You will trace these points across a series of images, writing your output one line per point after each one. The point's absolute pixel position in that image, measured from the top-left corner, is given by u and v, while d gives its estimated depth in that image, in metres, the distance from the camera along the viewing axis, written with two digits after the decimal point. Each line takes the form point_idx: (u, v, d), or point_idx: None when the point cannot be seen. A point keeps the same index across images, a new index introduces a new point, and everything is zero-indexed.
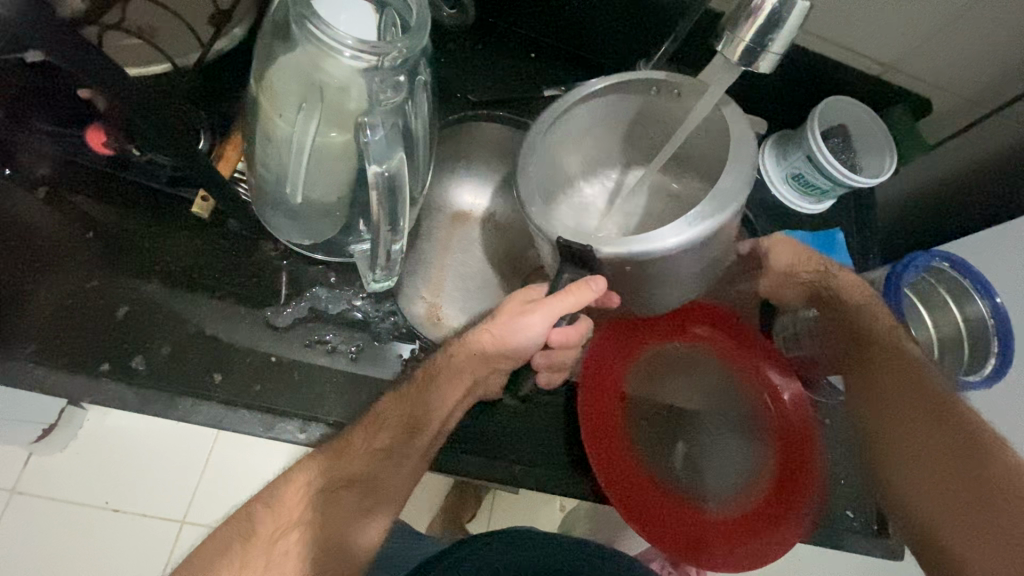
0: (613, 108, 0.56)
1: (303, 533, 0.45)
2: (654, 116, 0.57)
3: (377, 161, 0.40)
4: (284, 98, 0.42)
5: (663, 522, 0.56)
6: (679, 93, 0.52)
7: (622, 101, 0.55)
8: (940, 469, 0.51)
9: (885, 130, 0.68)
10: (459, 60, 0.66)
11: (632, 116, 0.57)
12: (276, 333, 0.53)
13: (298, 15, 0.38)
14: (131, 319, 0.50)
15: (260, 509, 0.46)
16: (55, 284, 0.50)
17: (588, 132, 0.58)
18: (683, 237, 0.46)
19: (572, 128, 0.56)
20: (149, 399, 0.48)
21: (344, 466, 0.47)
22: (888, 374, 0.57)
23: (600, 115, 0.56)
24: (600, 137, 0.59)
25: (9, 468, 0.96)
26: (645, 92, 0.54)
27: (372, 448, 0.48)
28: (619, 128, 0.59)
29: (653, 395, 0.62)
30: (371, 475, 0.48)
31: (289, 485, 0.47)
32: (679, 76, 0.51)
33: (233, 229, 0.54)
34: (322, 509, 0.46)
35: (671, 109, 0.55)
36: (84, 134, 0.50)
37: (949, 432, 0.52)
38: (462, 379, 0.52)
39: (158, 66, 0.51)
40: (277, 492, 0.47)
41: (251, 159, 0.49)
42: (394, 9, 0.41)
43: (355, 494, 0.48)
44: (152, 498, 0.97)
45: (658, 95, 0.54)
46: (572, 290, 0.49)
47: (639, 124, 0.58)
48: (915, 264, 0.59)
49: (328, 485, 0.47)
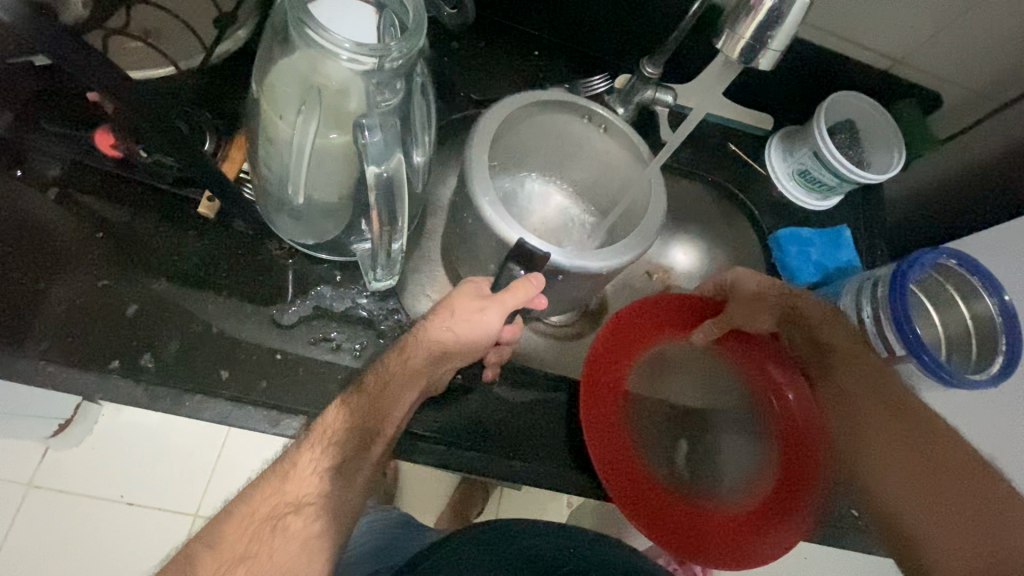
0: (548, 124, 0.61)
1: (251, 568, 0.42)
2: (574, 137, 0.64)
3: (376, 162, 0.40)
4: (285, 100, 0.43)
5: (668, 520, 0.55)
6: (605, 128, 0.61)
7: (562, 125, 0.62)
8: (915, 473, 0.52)
9: (893, 125, 0.67)
10: (461, 58, 0.66)
11: (561, 133, 0.63)
12: (281, 330, 0.53)
13: (297, 18, 0.38)
14: (140, 317, 0.51)
15: (202, 547, 0.42)
16: (67, 282, 0.50)
17: (530, 142, 0.64)
18: (605, 261, 0.53)
19: (514, 132, 0.60)
20: (155, 395, 0.49)
21: (289, 490, 0.45)
22: (862, 379, 0.58)
23: (542, 129, 0.62)
24: (539, 151, 0.66)
25: (25, 463, 0.98)
26: (578, 117, 0.60)
27: (320, 468, 0.46)
28: (556, 148, 0.66)
29: (657, 393, 0.63)
30: (323, 495, 0.46)
31: (246, 503, 0.45)
32: (612, 115, 0.59)
33: (239, 229, 0.56)
34: (274, 539, 0.43)
35: (601, 140, 0.62)
36: (93, 136, 0.52)
37: (921, 434, 0.53)
38: (420, 383, 0.50)
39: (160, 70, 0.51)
40: (223, 519, 0.44)
41: (255, 160, 0.50)
42: (392, 8, 0.41)
43: (303, 519, 0.45)
44: (164, 491, 0.99)
45: (588, 123, 0.61)
46: (516, 289, 0.50)
47: (576, 147, 0.65)
48: (921, 261, 0.57)
49: (276, 511, 0.44)
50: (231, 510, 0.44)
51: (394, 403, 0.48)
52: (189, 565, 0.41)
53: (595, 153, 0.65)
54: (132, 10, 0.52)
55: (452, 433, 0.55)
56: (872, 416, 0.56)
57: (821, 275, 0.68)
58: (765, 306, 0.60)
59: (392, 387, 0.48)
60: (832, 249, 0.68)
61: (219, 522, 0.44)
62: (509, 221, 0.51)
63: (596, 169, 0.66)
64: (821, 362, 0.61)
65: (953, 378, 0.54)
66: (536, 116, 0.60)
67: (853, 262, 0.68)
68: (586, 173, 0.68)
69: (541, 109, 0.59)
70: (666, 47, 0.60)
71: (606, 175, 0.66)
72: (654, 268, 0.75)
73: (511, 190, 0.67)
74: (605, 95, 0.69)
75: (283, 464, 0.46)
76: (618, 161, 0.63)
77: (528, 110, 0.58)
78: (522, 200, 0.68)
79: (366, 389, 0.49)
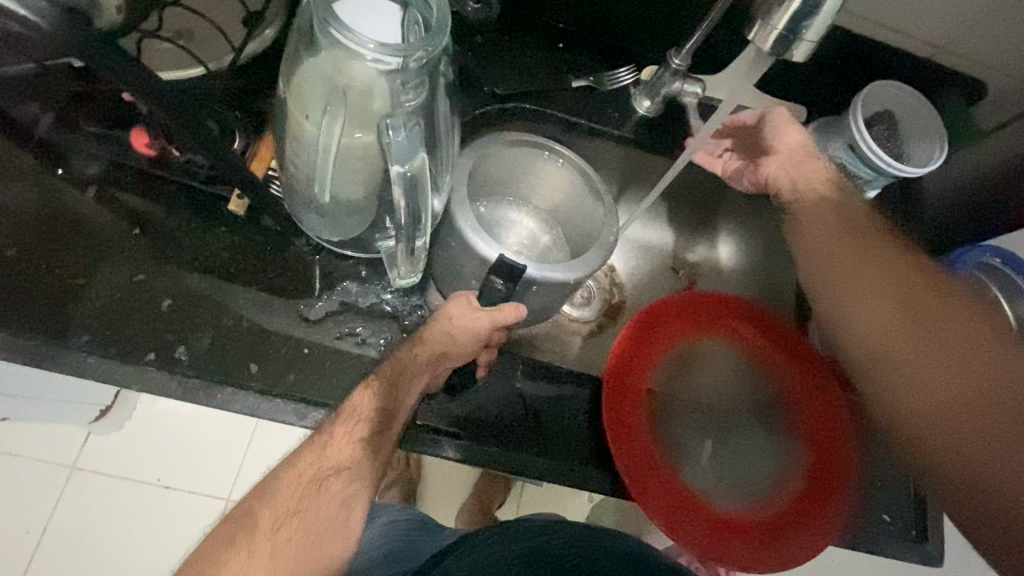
0: (509, 164, 0.64)
1: (303, 520, 0.44)
2: (535, 176, 0.66)
3: (399, 161, 0.41)
4: (310, 100, 0.43)
5: (697, 520, 0.55)
6: (563, 163, 0.63)
7: (522, 160, 0.64)
8: (955, 392, 0.50)
9: (934, 116, 0.65)
10: (484, 52, 0.66)
11: (525, 171, 0.65)
12: (308, 324, 0.54)
13: (321, 20, 0.38)
14: (174, 310, 0.52)
15: (256, 504, 0.45)
16: (106, 276, 0.52)
17: (498, 181, 0.67)
18: (559, 274, 0.54)
19: (478, 173, 0.63)
20: (190, 387, 0.50)
21: (327, 462, 0.47)
22: (896, 287, 0.56)
23: (507, 167, 0.64)
24: (505, 184, 0.67)
25: (71, 446, 1.03)
26: (537, 154, 0.63)
27: (353, 440, 0.47)
28: (522, 186, 0.68)
29: (679, 392, 0.63)
30: (354, 466, 0.47)
31: (280, 482, 0.46)
32: (565, 150, 0.62)
33: (268, 226, 0.57)
34: (310, 518, 0.45)
35: (561, 177, 0.64)
36: (129, 137, 0.54)
37: (966, 355, 0.51)
38: (423, 377, 0.51)
39: (189, 71, 0.53)
40: (257, 499, 0.45)
41: (282, 160, 0.50)
42: (415, 7, 0.41)
43: (341, 482, 0.47)
44: (198, 477, 1.04)
45: (547, 160, 0.63)
46: (504, 308, 0.51)
47: (540, 180, 0.66)
48: (963, 259, 0.60)
49: (315, 477, 0.46)
50: (266, 486, 0.46)
51: (409, 386, 0.50)
52: (232, 540, 0.43)
53: (559, 187, 0.66)
54: (163, 13, 0.53)
55: (474, 429, 0.55)
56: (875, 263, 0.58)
57: None
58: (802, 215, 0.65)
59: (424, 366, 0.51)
60: None
61: (260, 495, 0.45)
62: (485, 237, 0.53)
63: (563, 202, 0.67)
64: (823, 210, 0.63)
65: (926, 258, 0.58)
66: (494, 157, 0.62)
67: None
68: (553, 207, 0.69)
69: (504, 147, 0.61)
70: (693, 40, 0.59)
71: (571, 211, 0.67)
72: (679, 266, 0.78)
73: (483, 213, 0.68)
74: (631, 88, 0.69)
75: (315, 442, 0.47)
76: (581, 197, 0.64)
77: (491, 151, 0.61)
78: (492, 222, 0.68)
79: (385, 373, 0.49)
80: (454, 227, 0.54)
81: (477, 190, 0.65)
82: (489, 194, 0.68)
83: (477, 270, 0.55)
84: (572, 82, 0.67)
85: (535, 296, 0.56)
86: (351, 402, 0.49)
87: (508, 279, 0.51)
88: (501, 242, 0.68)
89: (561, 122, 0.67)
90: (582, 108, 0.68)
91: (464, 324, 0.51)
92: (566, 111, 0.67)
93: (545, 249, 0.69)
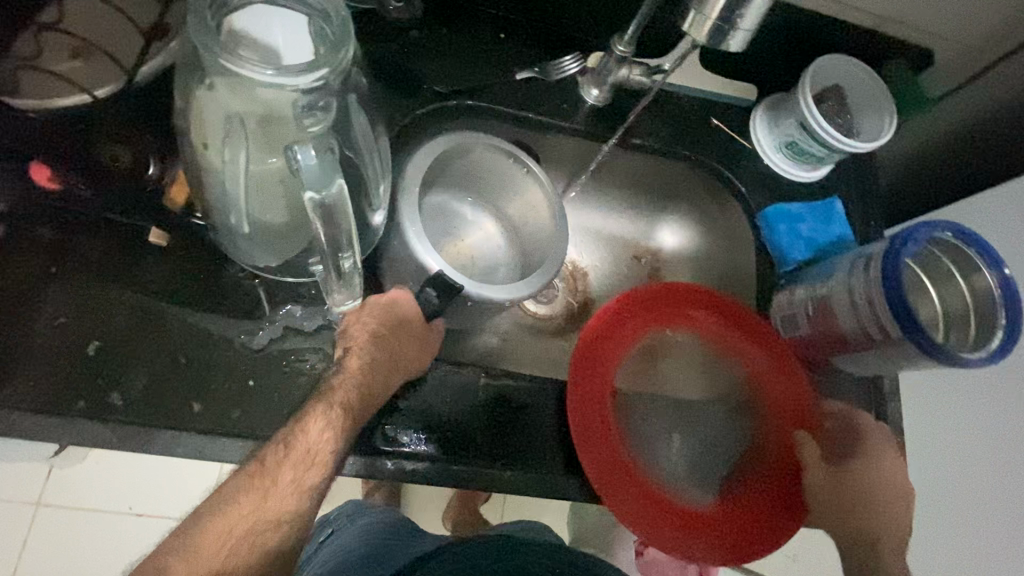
0: (475, 161, 0.65)
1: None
2: (498, 176, 0.67)
3: (313, 187, 0.36)
4: (211, 129, 0.40)
5: (669, 525, 0.54)
6: (526, 170, 0.64)
7: (487, 162, 0.64)
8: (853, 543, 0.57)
9: (882, 87, 0.64)
10: (418, 50, 0.62)
11: (491, 170, 0.66)
12: (250, 354, 0.51)
13: (205, 46, 0.35)
14: (102, 354, 0.49)
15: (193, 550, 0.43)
16: (24, 322, 0.48)
17: (463, 176, 0.67)
18: (498, 296, 0.55)
19: (444, 165, 0.64)
20: (126, 434, 0.47)
21: (270, 508, 0.44)
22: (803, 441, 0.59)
23: (472, 163, 0.65)
24: (469, 181, 0.68)
25: (31, 484, 0.98)
26: (501, 156, 0.63)
27: (300, 483, 0.46)
28: (483, 184, 0.68)
29: (645, 385, 0.62)
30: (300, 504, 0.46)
31: (223, 518, 0.44)
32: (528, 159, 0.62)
33: (198, 251, 0.53)
34: (253, 551, 0.44)
35: (523, 182, 0.65)
36: (29, 170, 0.49)
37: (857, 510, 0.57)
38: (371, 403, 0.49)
39: (73, 98, 0.50)
40: (203, 541, 0.44)
41: (198, 183, 0.47)
42: (319, 16, 0.38)
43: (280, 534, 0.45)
44: (171, 503, 1.01)
45: (510, 164, 0.64)
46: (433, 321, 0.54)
47: (502, 184, 0.67)
48: (916, 237, 0.53)
49: (254, 529, 0.44)
50: (203, 522, 0.44)
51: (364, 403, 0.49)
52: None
53: (520, 196, 0.67)
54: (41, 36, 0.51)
55: (435, 445, 0.53)
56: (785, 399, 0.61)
57: (813, 251, 0.66)
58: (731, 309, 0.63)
59: (369, 377, 0.50)
60: (823, 224, 0.66)
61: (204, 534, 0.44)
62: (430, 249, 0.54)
63: (523, 214, 0.68)
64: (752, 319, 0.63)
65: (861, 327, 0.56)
66: (460, 155, 0.63)
67: (845, 237, 0.66)
68: (513, 214, 0.70)
69: (469, 147, 0.62)
70: (633, 27, 0.58)
71: (526, 223, 0.68)
72: (642, 253, 0.78)
73: (445, 206, 0.70)
74: (577, 77, 0.66)
75: (263, 480, 0.45)
76: (539, 211, 0.66)
77: (457, 148, 0.61)
78: (447, 215, 0.70)
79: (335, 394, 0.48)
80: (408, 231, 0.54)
81: (434, 179, 0.66)
82: (448, 186, 0.69)
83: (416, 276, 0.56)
84: (516, 74, 0.64)
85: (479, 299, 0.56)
86: (293, 433, 0.46)
87: (442, 293, 0.53)
88: (455, 242, 0.70)
89: (507, 117, 0.65)
90: (527, 101, 0.65)
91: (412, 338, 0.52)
92: (511, 105, 0.64)
93: (495, 261, 0.71)
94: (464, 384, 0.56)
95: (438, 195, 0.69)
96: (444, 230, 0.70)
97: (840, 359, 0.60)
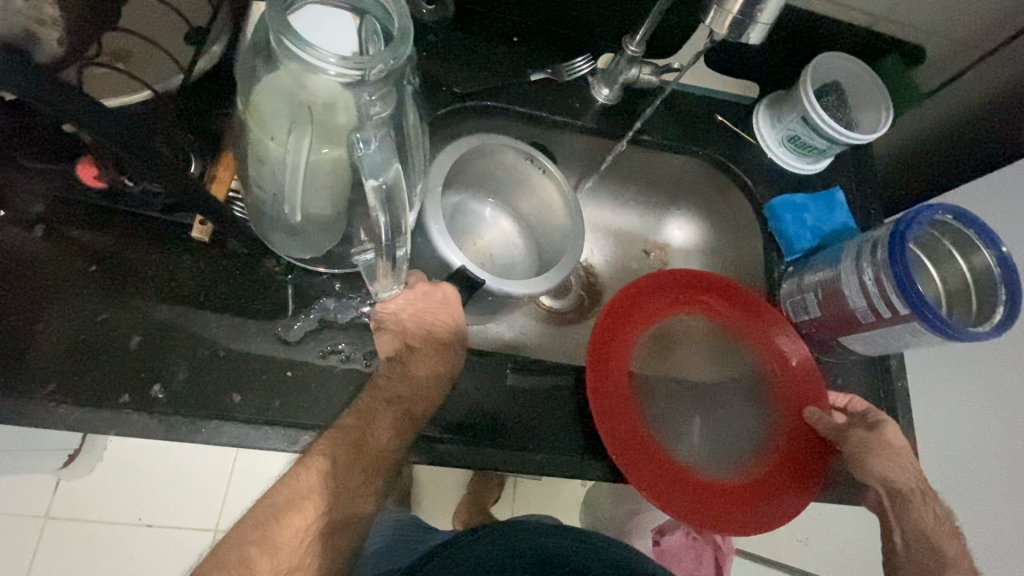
0: (493, 163, 0.67)
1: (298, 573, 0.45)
2: (514, 176, 0.69)
3: (372, 174, 0.39)
4: (274, 120, 0.42)
5: (686, 496, 0.56)
6: (541, 169, 0.66)
7: (505, 162, 0.67)
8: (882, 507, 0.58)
9: (879, 83, 0.68)
10: (442, 53, 0.65)
11: (508, 170, 0.68)
12: (289, 346, 0.53)
13: (277, 36, 0.37)
14: (145, 347, 0.50)
15: None
16: (65, 317, 0.49)
17: (482, 177, 0.70)
18: (520, 290, 0.57)
19: (462, 167, 0.67)
20: (172, 425, 0.48)
21: None
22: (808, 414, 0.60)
23: (491, 164, 0.67)
24: (487, 182, 0.71)
25: (40, 497, 0.98)
26: (518, 156, 0.65)
27: None
28: (502, 184, 0.71)
29: (659, 369, 0.65)
30: None
31: None
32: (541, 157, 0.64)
33: (234, 248, 0.55)
34: None
35: (538, 181, 0.67)
36: (75, 170, 0.51)
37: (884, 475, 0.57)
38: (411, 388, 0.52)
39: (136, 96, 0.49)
40: None
41: (244, 177, 0.49)
42: (373, 15, 0.40)
43: None
44: (182, 513, 1.01)
45: (525, 162, 0.66)
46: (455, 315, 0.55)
47: (519, 183, 0.69)
48: (919, 219, 0.56)
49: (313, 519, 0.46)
50: None
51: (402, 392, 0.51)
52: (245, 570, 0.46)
53: (536, 194, 0.69)
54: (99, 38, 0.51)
55: (468, 433, 0.55)
56: (790, 371, 0.64)
57: (819, 239, 0.68)
58: (734, 294, 0.66)
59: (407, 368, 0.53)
60: (826, 213, 0.69)
61: None
62: (453, 245, 0.56)
63: (539, 212, 0.70)
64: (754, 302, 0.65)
65: (864, 309, 0.59)
66: (479, 156, 0.65)
67: (849, 224, 0.69)
68: (530, 213, 0.72)
69: (486, 148, 0.64)
70: (644, 29, 0.60)
71: (543, 222, 0.71)
72: (650, 247, 0.81)
73: (465, 207, 0.73)
74: (590, 77, 0.69)
75: None
76: (554, 210, 0.68)
77: (475, 151, 0.64)
78: (468, 216, 0.73)
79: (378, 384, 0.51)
80: (433, 226, 0.56)
81: (453, 180, 0.69)
82: (467, 188, 0.71)
83: (439, 270, 0.58)
84: (531, 76, 0.67)
85: (507, 289, 0.57)
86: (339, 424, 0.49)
87: (466, 288, 0.55)
88: (475, 241, 0.73)
89: (524, 117, 0.68)
90: (543, 102, 0.68)
91: (443, 324, 0.54)
92: (526, 105, 0.67)
93: (512, 258, 0.74)
94: (491, 372, 0.58)
95: (457, 196, 0.71)
96: (465, 231, 0.73)
97: (850, 339, 0.62)
